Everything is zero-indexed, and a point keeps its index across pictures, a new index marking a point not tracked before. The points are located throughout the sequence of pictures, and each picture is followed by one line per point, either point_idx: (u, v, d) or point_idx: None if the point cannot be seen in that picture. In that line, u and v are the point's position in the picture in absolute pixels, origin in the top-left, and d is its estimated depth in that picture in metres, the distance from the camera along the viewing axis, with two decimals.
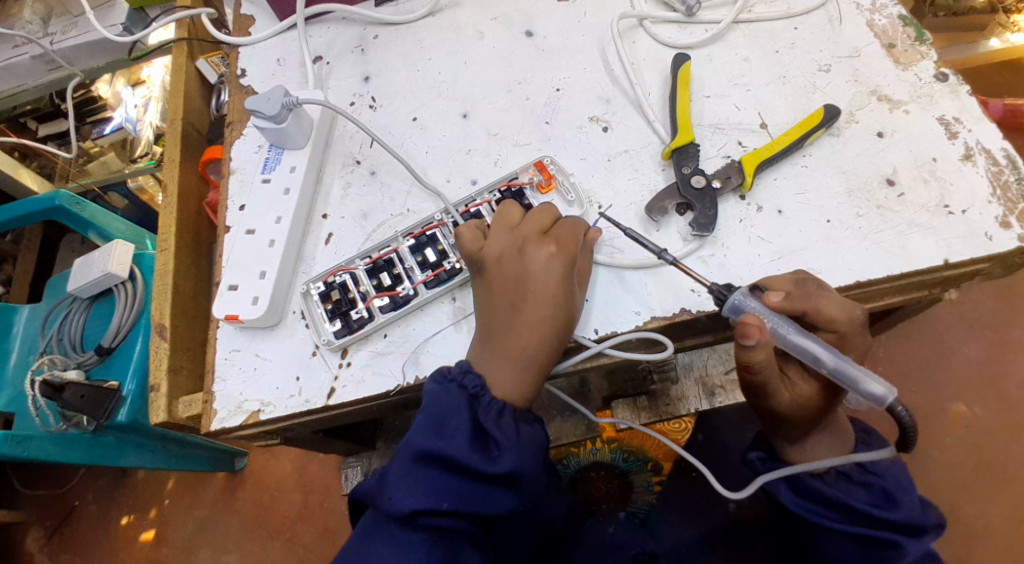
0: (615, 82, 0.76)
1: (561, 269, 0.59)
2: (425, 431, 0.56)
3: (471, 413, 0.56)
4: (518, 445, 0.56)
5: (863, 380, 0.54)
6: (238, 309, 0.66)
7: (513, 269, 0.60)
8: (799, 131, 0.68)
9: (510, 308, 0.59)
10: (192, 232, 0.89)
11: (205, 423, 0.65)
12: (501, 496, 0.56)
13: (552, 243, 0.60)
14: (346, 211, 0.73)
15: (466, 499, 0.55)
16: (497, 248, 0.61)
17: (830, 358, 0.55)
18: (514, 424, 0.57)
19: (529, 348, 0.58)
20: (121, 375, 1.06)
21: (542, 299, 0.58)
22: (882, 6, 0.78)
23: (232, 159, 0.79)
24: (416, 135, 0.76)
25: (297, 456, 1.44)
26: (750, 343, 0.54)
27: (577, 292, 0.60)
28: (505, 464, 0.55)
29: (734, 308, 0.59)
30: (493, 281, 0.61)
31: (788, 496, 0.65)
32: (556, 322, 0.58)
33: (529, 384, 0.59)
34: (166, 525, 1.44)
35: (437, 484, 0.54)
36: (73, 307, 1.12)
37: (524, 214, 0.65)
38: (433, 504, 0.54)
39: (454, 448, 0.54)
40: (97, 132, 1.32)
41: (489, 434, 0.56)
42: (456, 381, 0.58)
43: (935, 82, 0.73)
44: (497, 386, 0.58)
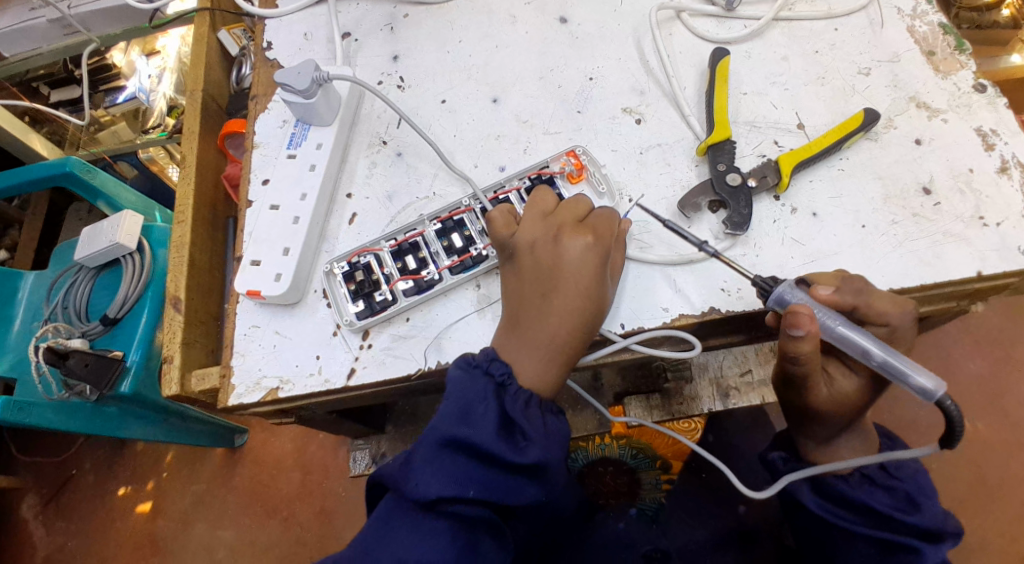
0: (650, 74, 0.75)
1: (595, 259, 0.58)
2: (450, 417, 0.55)
3: (497, 402, 0.56)
4: (545, 436, 0.56)
5: (912, 372, 0.54)
6: (261, 285, 0.65)
7: (546, 256, 0.59)
8: (838, 133, 0.67)
9: (541, 296, 0.58)
10: (211, 204, 0.88)
11: (222, 399, 0.64)
12: (526, 486, 0.55)
13: (588, 233, 0.59)
14: (371, 191, 0.72)
15: (491, 488, 0.54)
16: (532, 234, 0.60)
17: (879, 350, 0.55)
18: (541, 415, 0.57)
19: (558, 338, 0.57)
20: (125, 346, 1.06)
21: (574, 289, 0.57)
22: (923, 13, 0.76)
23: (256, 133, 0.78)
24: (444, 118, 0.75)
25: (297, 436, 1.44)
26: (800, 332, 0.54)
27: (610, 284, 0.60)
28: (533, 454, 0.54)
29: (778, 300, 0.58)
30: (525, 268, 0.60)
31: (809, 497, 0.65)
32: (588, 314, 0.58)
33: (556, 375, 0.58)
34: (163, 499, 1.43)
35: (462, 472, 0.54)
36: (79, 275, 1.11)
37: (558, 202, 0.64)
38: (458, 492, 0.53)
39: (480, 436, 0.54)
40: (110, 100, 1.30)
41: (515, 423, 0.56)
42: (483, 369, 0.57)
43: (973, 92, 0.72)
44: (523, 375, 0.58)
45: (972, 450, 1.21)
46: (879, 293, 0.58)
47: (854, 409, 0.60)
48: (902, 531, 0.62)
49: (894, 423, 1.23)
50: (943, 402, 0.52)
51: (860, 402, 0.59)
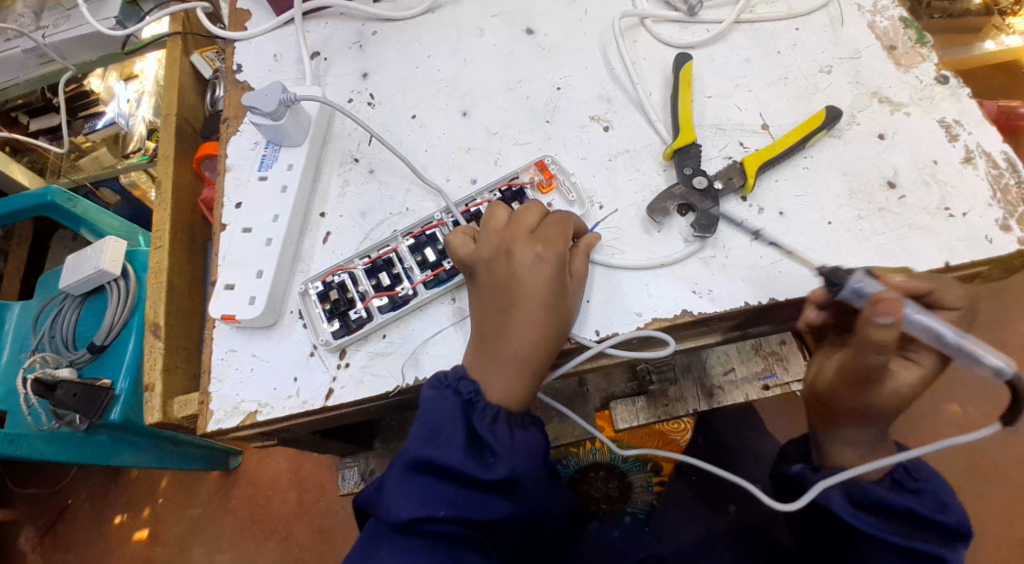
0: (616, 80, 0.75)
1: (549, 268, 0.59)
2: (419, 439, 0.56)
3: (466, 420, 0.56)
4: (513, 452, 0.56)
5: (985, 355, 0.52)
6: (236, 309, 0.65)
7: (502, 272, 0.60)
8: (800, 133, 0.68)
9: (502, 310, 0.59)
10: (188, 228, 0.88)
11: (201, 424, 0.64)
12: (499, 502, 0.56)
13: (540, 244, 0.60)
14: (344, 210, 0.72)
15: (465, 506, 0.55)
16: (486, 251, 0.61)
17: (952, 335, 0.53)
18: (508, 431, 0.57)
19: (523, 351, 0.58)
20: (113, 373, 1.05)
21: (534, 301, 0.58)
22: (883, 8, 0.77)
23: (228, 156, 0.78)
24: (414, 133, 0.76)
25: (292, 456, 1.43)
26: (884, 321, 0.52)
27: (570, 293, 0.60)
28: (502, 470, 0.55)
29: (854, 291, 0.56)
30: (483, 284, 0.61)
31: (847, 510, 0.62)
32: (550, 322, 0.58)
33: (527, 385, 0.59)
34: (159, 524, 1.43)
35: (433, 493, 0.55)
36: (65, 302, 1.11)
37: (511, 213, 0.64)
38: (429, 512, 0.54)
39: (448, 457, 0.54)
40: (89, 127, 1.29)
41: (484, 440, 0.56)
42: (450, 387, 0.58)
43: (936, 84, 0.73)
44: (491, 390, 0.58)
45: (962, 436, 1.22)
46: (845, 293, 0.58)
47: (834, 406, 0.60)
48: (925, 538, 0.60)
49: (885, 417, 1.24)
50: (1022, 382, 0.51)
51: None
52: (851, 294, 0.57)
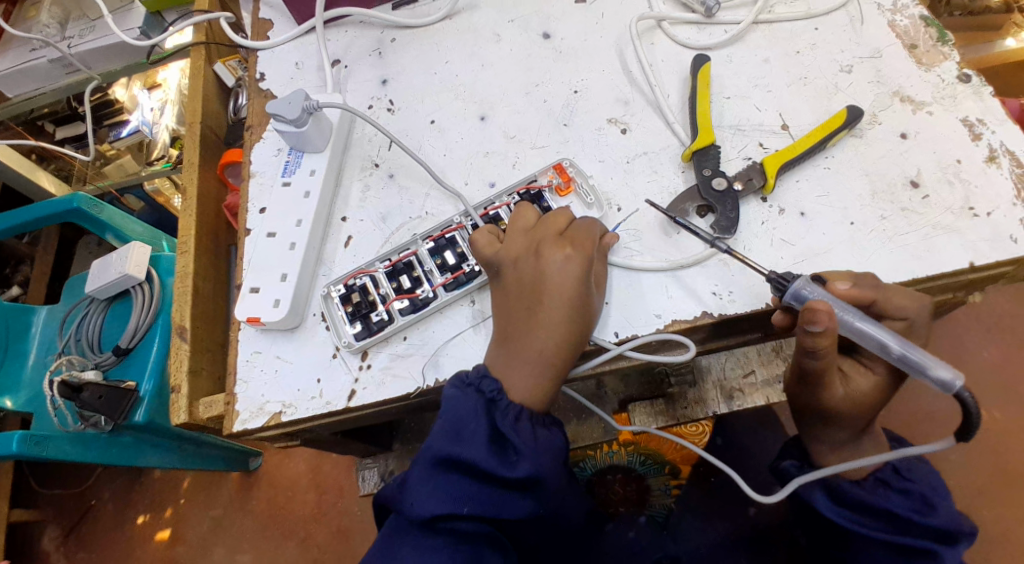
0: (633, 83, 0.76)
1: (577, 269, 0.59)
2: (443, 436, 0.56)
3: (489, 419, 0.57)
4: (536, 450, 0.57)
5: (929, 365, 0.53)
6: (261, 312, 0.66)
7: (529, 272, 0.61)
8: (819, 133, 0.68)
9: (527, 311, 0.60)
10: (212, 232, 0.90)
11: (227, 425, 0.65)
12: (521, 500, 0.56)
13: (568, 245, 0.60)
14: (365, 214, 0.73)
15: (488, 503, 0.55)
16: (513, 250, 0.62)
17: (896, 344, 0.55)
18: (531, 429, 0.58)
19: (546, 351, 0.59)
20: (137, 376, 1.08)
21: (558, 301, 0.59)
22: (904, 7, 0.77)
23: (252, 162, 0.80)
24: (433, 138, 0.77)
25: (311, 457, 1.45)
26: (815, 328, 0.53)
27: (595, 294, 0.61)
28: (524, 468, 0.55)
29: (795, 296, 0.58)
30: (509, 283, 0.62)
31: (827, 505, 0.64)
32: (573, 324, 0.59)
33: (545, 387, 0.59)
34: (181, 524, 1.45)
35: (458, 490, 0.55)
36: (91, 307, 1.13)
37: (540, 215, 0.65)
38: (453, 509, 0.55)
39: (473, 453, 0.55)
40: (113, 135, 1.32)
41: (507, 439, 0.57)
42: (473, 385, 0.58)
43: (958, 83, 0.72)
44: (514, 389, 0.59)
45: (988, 438, 1.20)
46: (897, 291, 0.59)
47: (859, 409, 0.60)
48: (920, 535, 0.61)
49: (909, 418, 1.22)
50: (961, 393, 0.51)
51: (853, 408, 0.60)
52: (792, 302, 0.58)
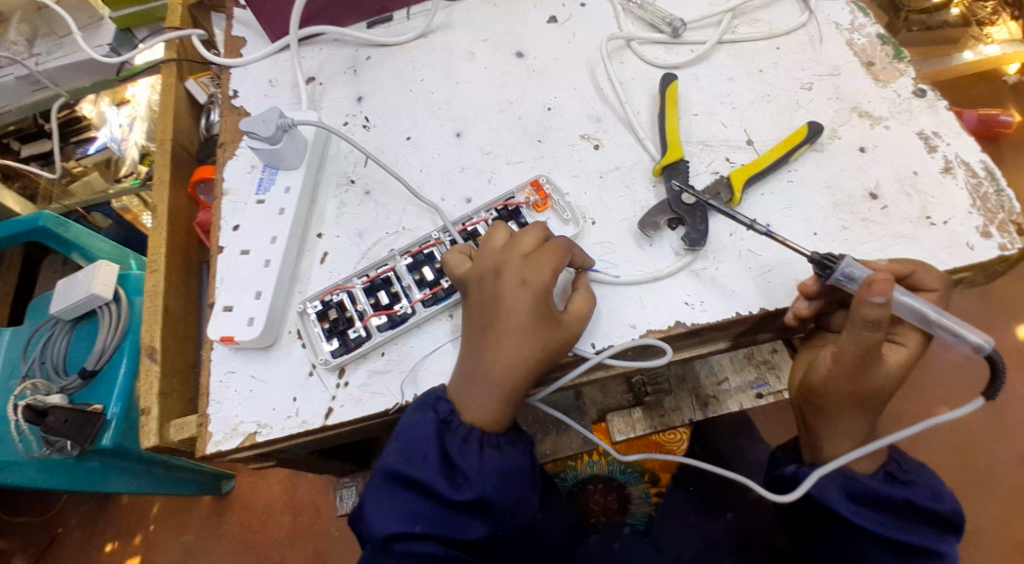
0: (605, 101, 0.77)
1: (531, 295, 0.59)
2: (396, 457, 0.59)
3: (440, 442, 0.59)
4: (483, 472, 0.58)
5: (965, 332, 0.56)
6: (234, 330, 0.65)
7: (488, 292, 0.61)
8: (783, 148, 0.70)
9: (484, 331, 0.60)
10: (182, 250, 0.89)
11: (200, 447, 0.63)
12: (471, 521, 0.59)
13: (527, 269, 0.60)
14: (341, 229, 0.73)
15: (438, 523, 0.58)
16: (479, 270, 0.62)
17: (937, 313, 0.56)
18: (480, 450, 0.59)
19: (501, 377, 0.59)
20: (104, 399, 1.05)
21: (513, 326, 0.59)
22: (861, 26, 0.81)
23: (225, 179, 0.79)
24: (410, 154, 0.77)
25: (286, 477, 1.42)
26: (879, 301, 0.52)
27: (556, 320, 0.60)
28: (469, 493, 0.57)
29: (844, 275, 0.58)
30: (472, 302, 0.62)
31: (845, 505, 0.60)
32: (526, 349, 0.59)
33: (499, 410, 0.60)
34: (151, 551, 1.41)
35: (409, 509, 0.58)
36: (56, 329, 1.11)
37: (511, 234, 0.65)
38: (405, 528, 0.57)
39: (421, 474, 0.58)
40: (80, 152, 1.30)
41: (456, 461, 0.59)
42: (429, 407, 0.60)
43: (913, 98, 0.75)
44: (467, 411, 0.60)
45: (955, 439, 1.24)
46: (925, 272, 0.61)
47: (831, 407, 0.61)
48: (921, 534, 0.60)
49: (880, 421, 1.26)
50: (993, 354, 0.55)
51: (832, 405, 0.61)
52: (839, 282, 0.59)
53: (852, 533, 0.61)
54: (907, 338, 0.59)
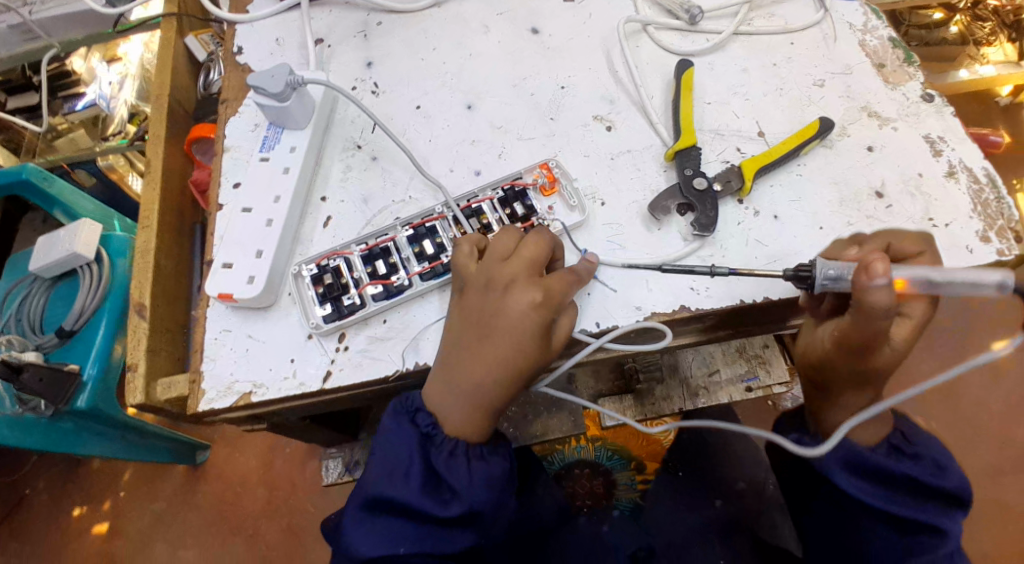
0: (619, 83, 0.77)
1: (537, 315, 0.57)
2: (377, 475, 0.57)
3: (423, 457, 0.57)
4: (470, 487, 0.56)
5: (975, 281, 0.55)
6: (233, 288, 0.64)
7: (490, 303, 0.59)
8: (795, 141, 0.70)
9: (476, 342, 0.58)
10: (175, 208, 0.87)
11: (192, 404, 0.63)
12: (460, 535, 0.57)
13: (536, 289, 0.58)
14: (346, 194, 0.72)
15: (424, 541, 0.56)
16: (477, 280, 0.60)
17: (937, 275, 0.56)
18: (467, 464, 0.57)
19: (487, 389, 0.57)
20: (80, 359, 1.02)
21: (509, 341, 0.57)
22: (873, 29, 0.81)
23: (226, 136, 0.77)
24: (419, 123, 0.76)
25: (264, 451, 1.38)
26: (880, 282, 0.52)
27: (549, 347, 0.59)
28: (458, 508, 0.55)
29: (827, 278, 0.58)
30: (468, 307, 0.60)
31: (848, 481, 0.61)
32: (518, 364, 0.57)
33: (479, 420, 0.58)
34: (121, 518, 1.38)
35: (392, 528, 0.56)
36: (33, 287, 1.09)
37: (519, 242, 0.62)
38: (390, 550, 0.55)
39: (403, 493, 0.56)
40: (69, 107, 1.26)
41: (441, 476, 0.57)
42: (408, 417, 0.59)
43: (921, 102, 0.76)
44: (448, 422, 0.58)
45: None
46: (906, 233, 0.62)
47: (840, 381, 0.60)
48: (925, 508, 0.61)
49: None
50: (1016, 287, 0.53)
51: (841, 380, 0.60)
52: (824, 288, 0.58)
53: (844, 502, 0.63)
54: (913, 309, 0.58)
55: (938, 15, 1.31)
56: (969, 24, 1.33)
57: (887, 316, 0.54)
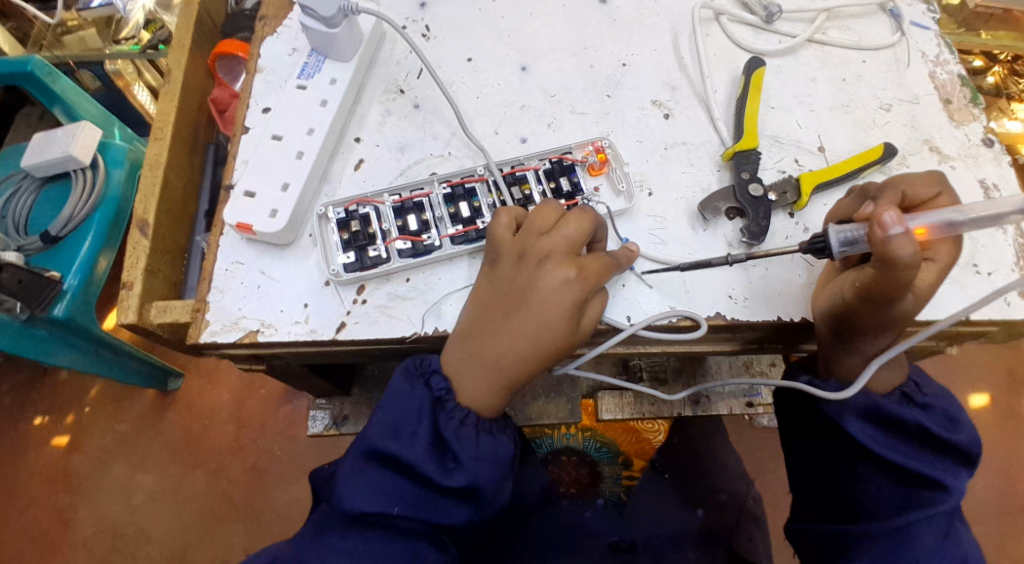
0: (684, 71, 0.73)
1: (572, 296, 0.53)
2: (381, 429, 0.54)
3: (432, 419, 0.54)
4: (476, 461, 0.53)
5: (994, 211, 0.53)
6: (253, 219, 0.60)
7: (523, 277, 0.55)
8: (857, 163, 0.67)
9: (502, 315, 0.54)
10: (191, 126, 0.82)
11: (193, 333, 0.59)
12: (457, 506, 0.54)
13: (574, 267, 0.54)
14: (382, 139, 0.68)
15: (419, 505, 0.53)
16: (510, 253, 0.56)
17: (958, 216, 0.53)
18: (476, 436, 0.54)
19: (509, 363, 0.54)
20: (62, 266, 0.97)
21: (538, 319, 0.53)
22: (945, 62, 0.78)
23: (260, 56, 0.72)
24: (468, 77, 0.72)
25: (238, 388, 1.33)
26: (897, 231, 0.50)
27: (578, 333, 0.55)
28: (461, 479, 0.52)
29: (841, 243, 0.56)
30: (500, 279, 0.56)
31: (857, 425, 0.60)
32: (544, 345, 0.54)
33: (497, 398, 0.55)
34: (82, 433, 1.30)
35: (388, 487, 0.53)
36: (22, 185, 1.03)
37: (562, 215, 0.57)
38: (383, 508, 0.52)
39: (408, 453, 0.52)
40: (83, 3, 1.16)
41: (448, 445, 0.53)
42: (422, 380, 0.56)
43: (981, 145, 0.73)
44: (462, 391, 0.55)
45: None
46: (918, 174, 0.59)
47: (858, 338, 0.58)
48: (930, 463, 0.59)
49: None
50: None
51: (859, 336, 0.58)
52: (844, 253, 0.56)
53: (844, 444, 0.62)
54: (937, 251, 0.56)
55: (979, 62, 1.22)
56: (1005, 77, 1.23)
57: (913, 265, 0.51)
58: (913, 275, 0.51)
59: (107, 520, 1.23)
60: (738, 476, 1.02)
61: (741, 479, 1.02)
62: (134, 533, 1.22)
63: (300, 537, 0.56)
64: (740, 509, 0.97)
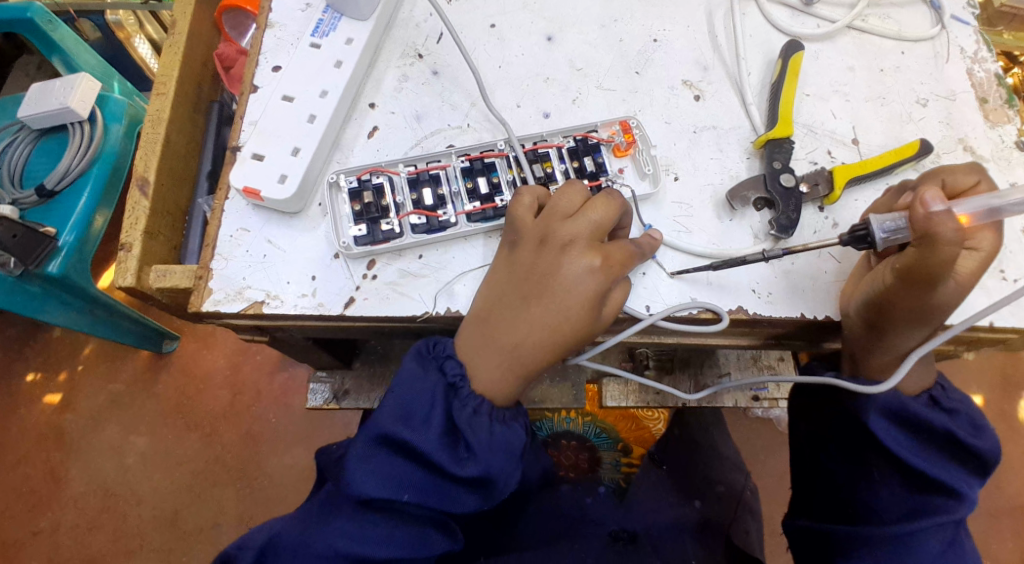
0: (717, 50, 0.70)
1: (594, 284, 0.51)
2: (392, 414, 0.52)
3: (446, 407, 0.52)
4: (490, 451, 0.51)
5: None
6: (262, 185, 0.57)
7: (544, 260, 0.52)
8: (892, 158, 0.64)
9: (521, 299, 0.52)
10: (195, 82, 0.78)
11: (195, 302, 0.56)
12: (468, 495, 0.53)
13: (598, 255, 0.52)
14: (398, 106, 0.65)
15: (429, 493, 0.52)
16: (532, 236, 0.53)
17: (1000, 201, 0.53)
18: (489, 426, 0.52)
19: (525, 349, 0.52)
20: (57, 222, 0.94)
21: (558, 305, 0.51)
22: (983, 59, 0.74)
23: (272, 11, 0.68)
24: (491, 45, 0.68)
25: (233, 354, 1.30)
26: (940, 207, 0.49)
27: (598, 322, 0.52)
28: (473, 469, 0.50)
29: (883, 232, 0.54)
30: (521, 262, 0.53)
31: (880, 430, 0.58)
32: (563, 333, 0.51)
33: (511, 385, 0.53)
34: (75, 391, 1.28)
35: (398, 473, 0.51)
36: (19, 135, 0.99)
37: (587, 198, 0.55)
38: (392, 495, 0.51)
39: (420, 440, 0.50)
40: None
41: (461, 433, 0.52)
42: (436, 365, 0.54)
43: (1016, 148, 0.70)
44: (476, 376, 0.53)
45: None
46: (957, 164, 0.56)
47: (894, 330, 0.55)
48: (948, 470, 0.58)
49: None
50: None
51: (896, 327, 0.55)
52: (887, 243, 0.54)
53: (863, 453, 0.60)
54: (980, 242, 0.54)
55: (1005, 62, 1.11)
56: None
57: (955, 244, 0.49)
58: (956, 255, 0.50)
59: (98, 480, 1.22)
60: (737, 467, 0.99)
61: (740, 470, 0.99)
62: (125, 494, 1.20)
63: (299, 515, 0.54)
64: (738, 503, 0.94)
